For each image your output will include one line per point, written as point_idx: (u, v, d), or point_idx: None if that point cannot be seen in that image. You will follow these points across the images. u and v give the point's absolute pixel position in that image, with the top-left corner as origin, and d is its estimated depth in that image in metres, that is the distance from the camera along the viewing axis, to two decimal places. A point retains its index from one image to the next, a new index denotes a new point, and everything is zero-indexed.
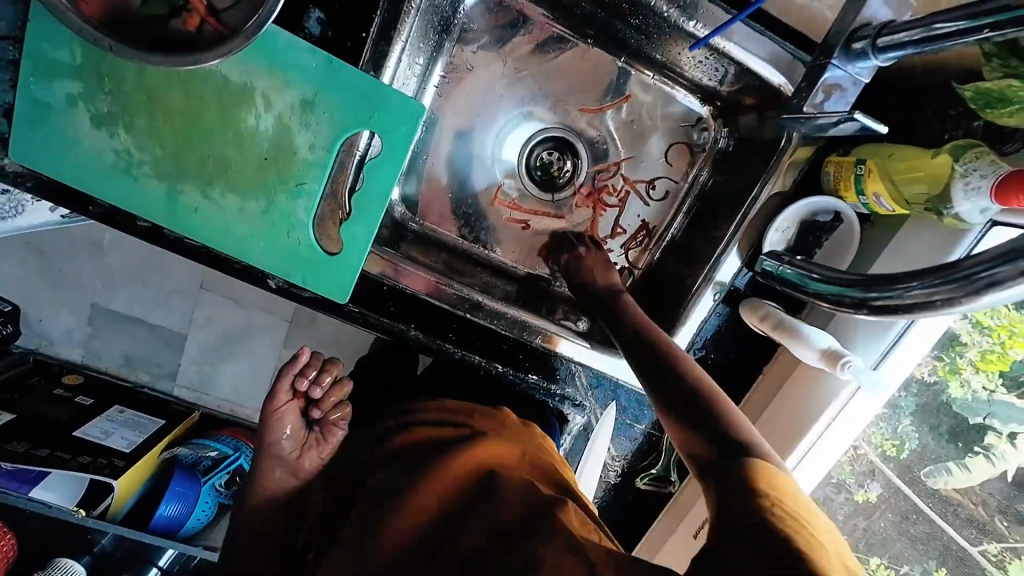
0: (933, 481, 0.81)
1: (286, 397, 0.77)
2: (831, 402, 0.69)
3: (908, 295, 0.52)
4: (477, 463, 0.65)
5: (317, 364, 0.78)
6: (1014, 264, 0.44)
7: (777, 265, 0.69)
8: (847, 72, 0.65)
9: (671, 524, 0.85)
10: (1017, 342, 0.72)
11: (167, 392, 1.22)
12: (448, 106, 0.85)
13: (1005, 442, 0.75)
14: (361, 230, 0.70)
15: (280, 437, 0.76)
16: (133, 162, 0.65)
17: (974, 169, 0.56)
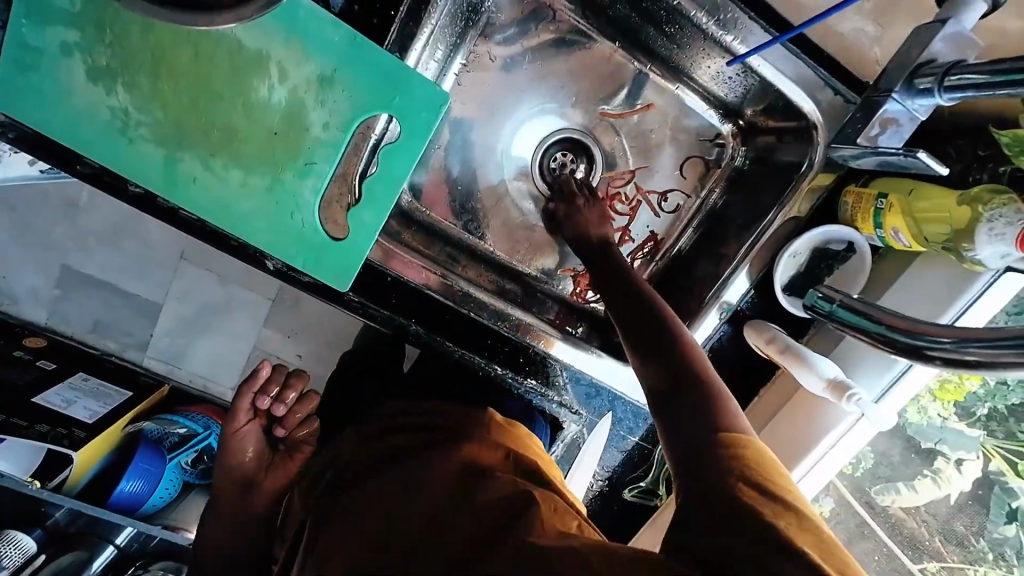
0: (882, 499, 0.83)
1: (248, 416, 0.78)
2: (828, 430, 0.70)
3: (972, 353, 0.49)
4: (458, 463, 0.62)
5: (280, 380, 0.78)
6: None
7: (828, 303, 0.63)
8: (905, 108, 0.62)
9: (655, 536, 0.85)
10: (972, 373, 0.72)
11: (137, 362, 1.17)
12: (466, 95, 0.82)
13: (952, 467, 0.79)
14: (370, 217, 0.67)
15: (244, 457, 0.77)
16: (129, 122, 0.60)
17: (1000, 215, 0.55)
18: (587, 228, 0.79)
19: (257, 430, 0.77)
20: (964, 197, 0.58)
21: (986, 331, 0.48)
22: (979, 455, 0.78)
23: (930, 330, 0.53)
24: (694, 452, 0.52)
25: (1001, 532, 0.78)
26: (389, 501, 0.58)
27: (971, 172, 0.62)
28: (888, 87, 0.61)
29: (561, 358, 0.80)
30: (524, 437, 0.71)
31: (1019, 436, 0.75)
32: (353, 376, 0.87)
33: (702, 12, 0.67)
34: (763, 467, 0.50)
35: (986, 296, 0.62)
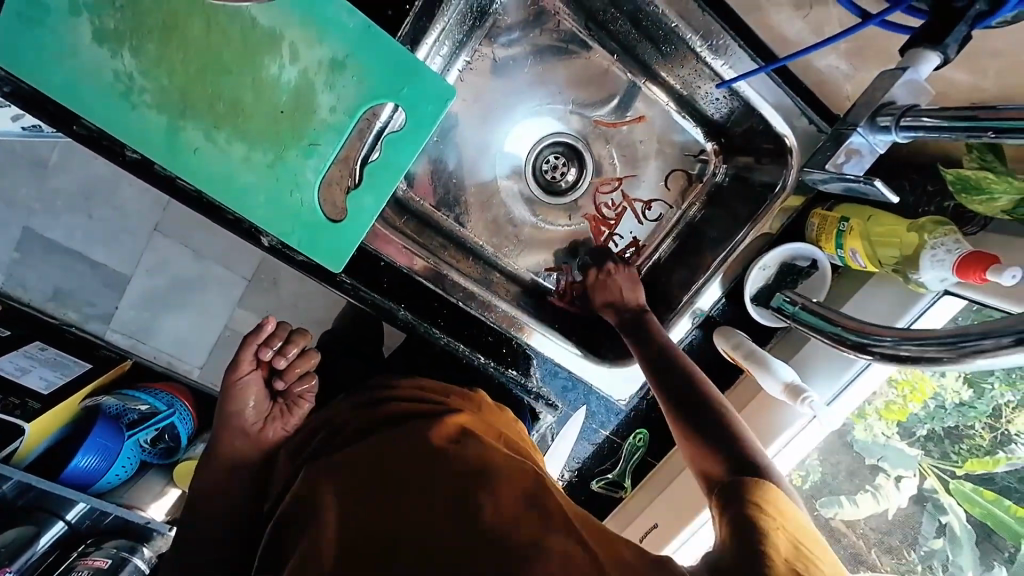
0: (826, 510, 0.90)
1: (250, 366, 0.76)
2: (782, 431, 0.76)
3: (905, 349, 0.55)
4: (443, 435, 0.62)
5: (284, 335, 0.77)
6: (996, 338, 0.46)
7: (793, 307, 0.72)
8: (867, 140, 0.64)
9: (620, 524, 0.91)
10: (915, 397, 0.81)
11: (99, 335, 1.13)
12: (467, 93, 0.85)
13: (891, 483, 0.87)
14: (369, 202, 0.69)
15: (243, 408, 0.75)
16: (133, 88, 0.60)
17: (941, 243, 0.61)
18: (621, 297, 0.85)
19: (259, 377, 0.75)
20: (913, 225, 0.64)
21: (917, 331, 0.55)
22: (916, 473, 0.85)
23: (872, 329, 0.60)
24: (731, 496, 0.60)
25: (929, 545, 0.85)
26: (367, 472, 0.58)
27: (922, 204, 0.68)
28: (854, 121, 0.63)
29: (539, 347, 0.83)
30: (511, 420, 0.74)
31: (952, 457, 0.81)
32: (331, 357, 0.89)
33: (696, 36, 0.73)
34: (787, 511, 0.57)
35: (925, 316, 0.68)
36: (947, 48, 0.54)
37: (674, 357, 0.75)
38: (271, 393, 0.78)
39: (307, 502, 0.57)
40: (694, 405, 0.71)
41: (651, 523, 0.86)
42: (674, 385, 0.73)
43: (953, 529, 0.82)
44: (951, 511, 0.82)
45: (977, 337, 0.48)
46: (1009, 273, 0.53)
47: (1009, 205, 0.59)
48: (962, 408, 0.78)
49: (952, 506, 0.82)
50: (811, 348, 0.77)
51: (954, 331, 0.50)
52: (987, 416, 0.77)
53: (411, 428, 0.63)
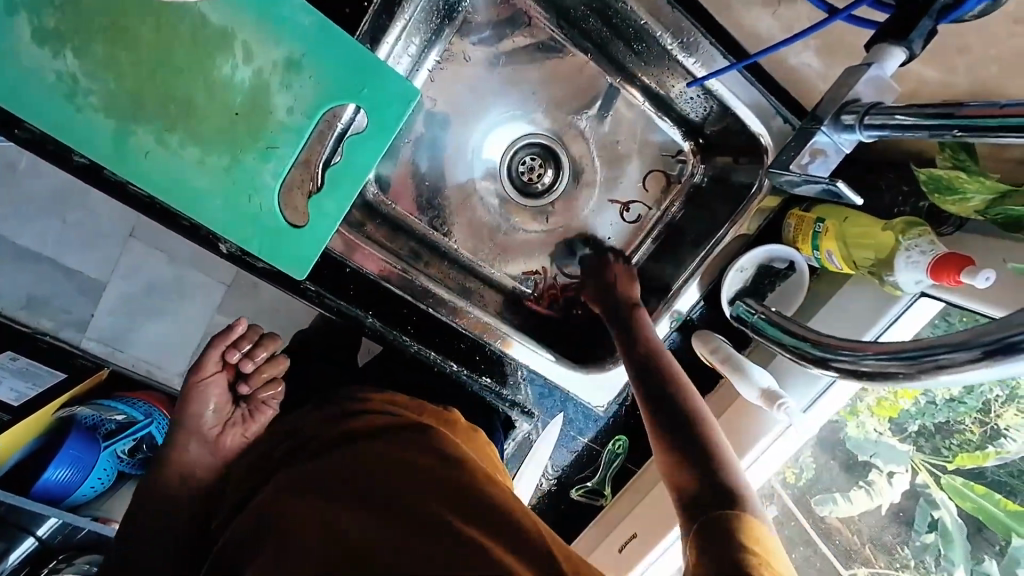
0: (822, 509, 0.89)
1: (215, 367, 0.74)
2: (760, 437, 0.74)
3: (867, 363, 0.52)
4: (417, 451, 0.60)
5: (254, 337, 0.75)
6: (965, 353, 0.43)
7: (750, 312, 0.71)
8: (832, 140, 0.61)
9: (602, 533, 0.88)
10: (906, 392, 0.79)
11: (75, 344, 1.08)
12: (437, 93, 0.83)
13: (884, 479, 0.84)
14: (333, 206, 0.66)
15: (202, 411, 0.73)
16: (77, 90, 0.57)
17: (915, 245, 0.60)
18: (614, 285, 0.85)
19: (222, 380, 0.73)
20: (889, 224, 0.63)
21: (881, 345, 0.51)
22: (908, 468, 0.83)
23: (834, 342, 0.57)
24: (703, 529, 0.59)
25: (922, 540, 0.83)
26: (334, 490, 0.54)
27: (899, 204, 0.66)
28: (819, 118, 0.60)
29: (519, 359, 0.81)
30: (482, 447, 0.70)
31: (943, 451, 0.79)
32: (303, 365, 0.87)
33: (667, 34, 0.71)
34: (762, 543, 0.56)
35: (899, 323, 0.67)
36: (912, 43, 0.54)
37: (659, 365, 0.74)
38: (234, 396, 0.76)
39: (274, 517, 0.53)
40: (675, 416, 0.70)
41: (630, 532, 0.83)
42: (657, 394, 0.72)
43: (946, 524, 0.80)
44: (943, 505, 0.80)
45: (948, 348, 0.44)
46: (982, 275, 0.52)
47: (981, 205, 0.58)
48: (953, 404, 0.76)
49: (944, 501, 0.80)
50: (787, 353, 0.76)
51: (917, 343, 0.47)
52: (977, 411, 0.75)
53: (384, 444, 0.60)
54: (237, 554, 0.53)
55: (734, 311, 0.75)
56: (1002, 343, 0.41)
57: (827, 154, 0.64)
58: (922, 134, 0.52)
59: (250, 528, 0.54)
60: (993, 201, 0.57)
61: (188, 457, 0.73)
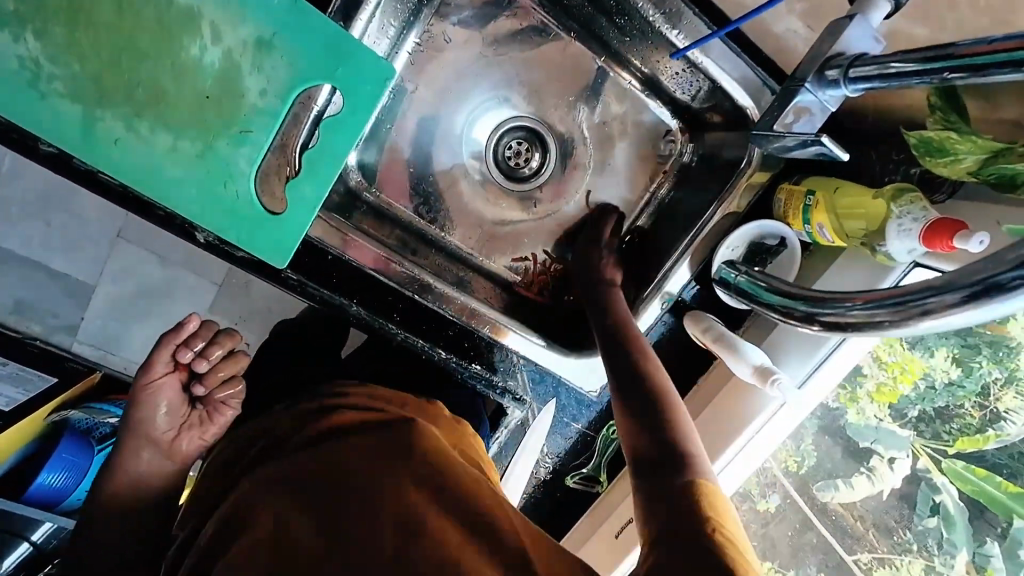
0: (823, 495, 0.87)
1: (166, 367, 0.69)
2: (755, 417, 0.73)
3: (852, 313, 0.52)
4: (400, 441, 0.59)
5: (207, 335, 0.71)
6: (942, 297, 0.44)
7: (732, 274, 0.71)
8: (817, 98, 0.60)
9: (595, 523, 0.86)
10: (906, 377, 0.77)
11: (65, 346, 1.07)
12: (418, 76, 0.82)
13: (885, 465, 0.82)
14: (310, 191, 0.64)
15: (154, 414, 0.69)
16: (40, 75, 0.55)
17: (907, 212, 0.59)
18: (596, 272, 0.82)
19: (175, 382, 0.69)
20: (880, 193, 0.62)
21: (868, 294, 0.51)
22: (908, 453, 0.81)
23: (820, 295, 0.56)
24: (663, 504, 0.57)
25: (924, 524, 0.81)
26: (313, 494, 0.54)
27: (887, 174, 0.66)
28: (801, 76, 0.60)
29: (517, 349, 0.80)
30: (468, 436, 0.71)
31: (944, 436, 0.77)
32: (289, 358, 0.85)
33: (649, 5, 0.70)
34: (722, 515, 0.56)
35: None
36: None
37: (623, 342, 0.73)
38: (189, 397, 0.72)
39: (242, 525, 0.52)
40: (638, 396, 0.68)
41: (626, 519, 0.82)
42: (621, 377, 0.70)
43: (947, 508, 0.79)
44: (945, 490, 0.78)
45: (933, 292, 0.45)
46: (976, 239, 0.51)
47: (973, 166, 0.57)
48: (952, 388, 0.75)
49: (946, 485, 0.78)
50: (782, 331, 0.74)
51: (904, 291, 0.47)
52: (977, 394, 0.74)
53: (369, 438, 0.59)
54: (213, 549, 0.52)
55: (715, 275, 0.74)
56: (985, 285, 0.41)
57: (812, 111, 0.63)
58: (911, 81, 0.51)
59: (222, 524, 0.54)
60: (988, 160, 0.56)
61: (176, 454, 0.72)
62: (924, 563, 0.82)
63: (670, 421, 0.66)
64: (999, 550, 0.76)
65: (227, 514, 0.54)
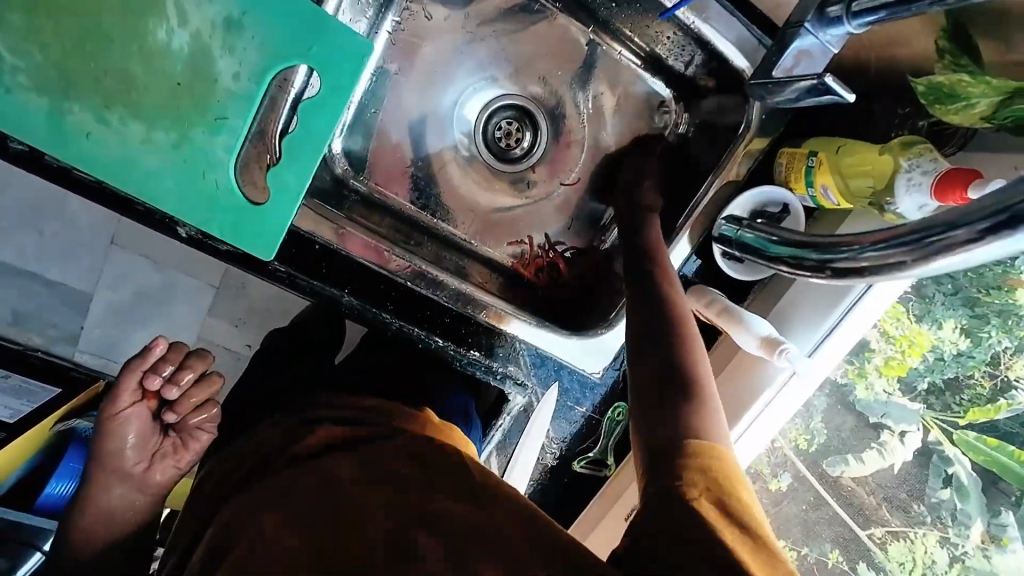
0: (833, 469, 0.83)
1: (134, 396, 0.69)
2: (762, 391, 0.70)
3: (866, 256, 0.50)
4: (379, 454, 0.58)
5: (176, 359, 0.71)
6: (964, 230, 0.42)
7: (737, 229, 0.68)
8: (818, 39, 0.60)
9: (604, 508, 0.85)
10: (915, 350, 0.75)
11: (66, 356, 1.07)
12: (400, 57, 0.79)
13: (895, 439, 0.79)
14: (292, 178, 0.62)
15: (122, 446, 0.68)
16: (4, 68, 0.53)
17: (917, 164, 0.56)
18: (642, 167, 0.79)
19: (144, 411, 0.69)
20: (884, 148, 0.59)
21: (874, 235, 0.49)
22: (919, 427, 0.77)
23: (827, 241, 0.54)
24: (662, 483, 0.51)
25: (937, 496, 0.77)
26: (291, 509, 0.51)
27: (894, 129, 0.64)
28: (800, 19, 0.60)
29: (519, 335, 0.78)
30: (457, 440, 0.69)
31: (954, 407, 0.75)
32: (294, 357, 0.87)
33: None
34: (725, 479, 0.51)
35: None
36: None
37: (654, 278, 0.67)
38: (161, 425, 0.72)
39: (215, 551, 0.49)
40: (658, 335, 0.62)
41: (637, 502, 0.81)
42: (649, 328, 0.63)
43: (960, 479, 0.75)
44: (957, 461, 0.75)
45: (945, 229, 0.43)
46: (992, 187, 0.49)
47: (988, 110, 0.54)
48: (961, 358, 0.73)
49: (958, 457, 0.75)
50: (789, 299, 0.72)
51: (912, 230, 0.45)
52: (988, 363, 0.72)
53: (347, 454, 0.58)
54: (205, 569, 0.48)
55: (716, 234, 0.72)
56: (1010, 214, 0.39)
57: (810, 52, 0.61)
58: (914, 6, 0.49)
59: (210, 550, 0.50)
60: (1002, 102, 0.53)
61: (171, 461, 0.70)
62: (939, 535, 0.78)
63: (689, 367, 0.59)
64: (1015, 520, 0.73)
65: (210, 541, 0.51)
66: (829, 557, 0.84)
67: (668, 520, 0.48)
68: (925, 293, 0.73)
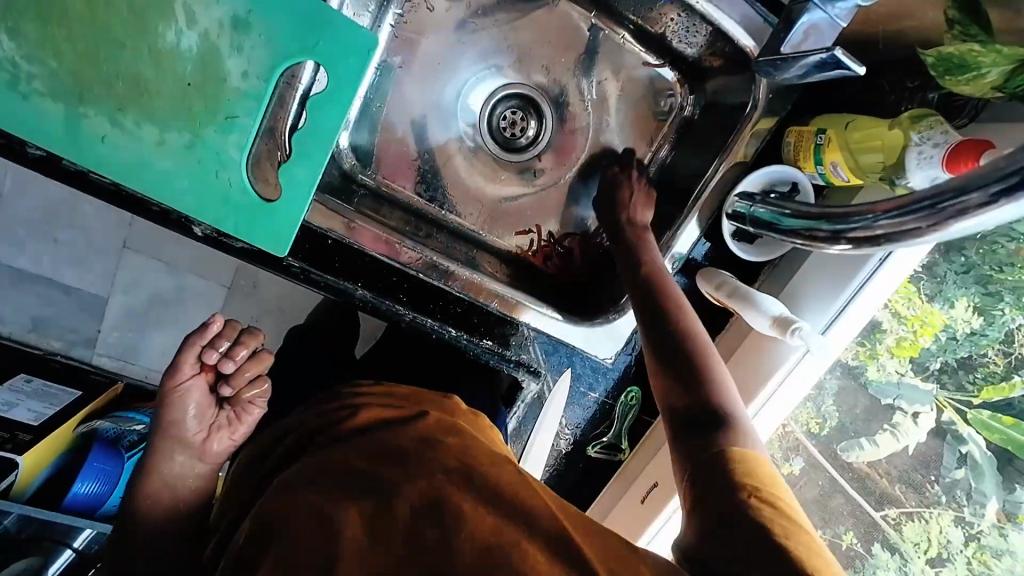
0: (848, 455, 0.84)
1: (192, 370, 0.68)
2: (776, 370, 0.70)
3: (881, 224, 0.51)
4: (419, 445, 0.57)
5: (231, 335, 0.69)
6: (979, 191, 0.43)
7: (749, 206, 0.68)
8: (826, 13, 0.59)
9: (620, 490, 0.86)
10: (927, 330, 0.74)
11: (87, 360, 1.09)
12: (404, 50, 0.79)
13: (909, 420, 0.78)
14: (303, 174, 0.63)
15: (183, 417, 0.68)
16: (18, 75, 0.54)
17: (928, 138, 0.56)
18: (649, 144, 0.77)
19: (202, 383, 0.68)
20: (892, 124, 0.59)
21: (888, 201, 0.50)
22: (933, 408, 0.76)
23: (845, 211, 0.55)
24: (711, 481, 0.58)
25: (952, 476, 0.76)
26: (326, 496, 0.51)
27: (904, 102, 0.63)
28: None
29: (533, 323, 0.79)
30: (489, 429, 0.69)
31: (968, 387, 0.73)
32: (314, 350, 0.89)
33: None
34: (758, 476, 0.57)
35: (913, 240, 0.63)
36: None
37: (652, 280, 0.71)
38: (217, 399, 0.71)
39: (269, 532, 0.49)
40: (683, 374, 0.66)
41: (652, 482, 0.81)
42: (663, 345, 0.68)
43: (974, 458, 0.74)
44: (971, 440, 0.74)
45: (957, 194, 0.44)
46: None
47: (998, 79, 0.53)
48: (974, 338, 0.71)
49: (972, 436, 0.74)
50: (800, 278, 0.73)
51: (924, 195, 0.46)
52: (1002, 341, 0.70)
53: (385, 435, 0.59)
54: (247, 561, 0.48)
55: (730, 211, 0.72)
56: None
57: (816, 29, 0.61)
58: None
59: (255, 531, 0.50)
60: (1014, 70, 0.52)
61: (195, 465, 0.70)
62: (954, 514, 0.77)
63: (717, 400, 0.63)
64: None
65: (255, 522, 0.51)
66: (843, 539, 0.85)
67: (721, 521, 0.55)
68: (936, 272, 0.72)
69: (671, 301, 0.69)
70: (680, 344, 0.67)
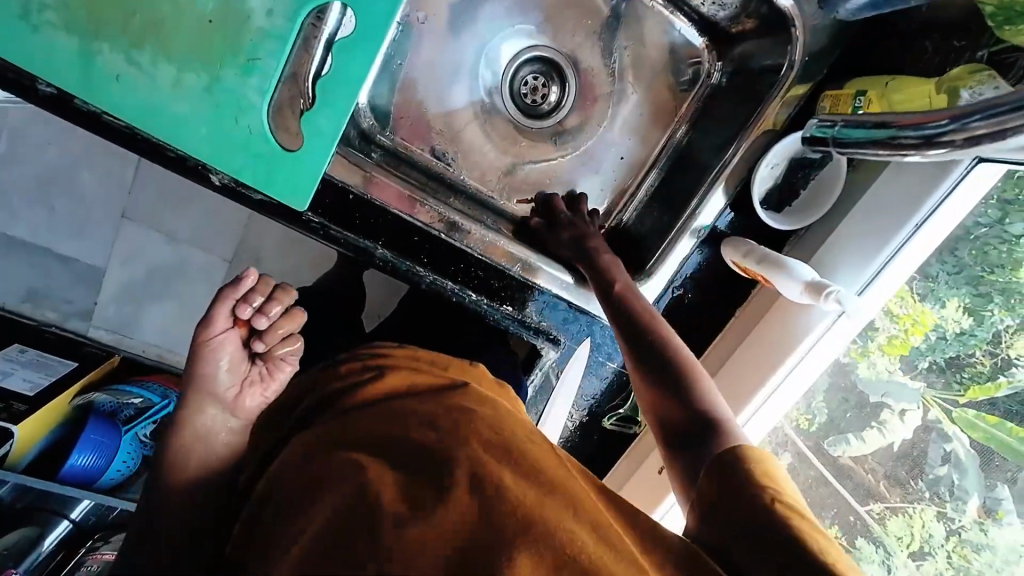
0: (834, 449, 0.80)
1: (226, 324, 0.64)
2: (804, 336, 0.69)
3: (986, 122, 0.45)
4: (443, 407, 0.55)
5: (265, 290, 0.66)
6: None
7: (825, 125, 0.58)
8: None
9: (633, 464, 0.86)
10: (917, 329, 0.73)
11: (81, 333, 1.05)
12: (427, 4, 0.77)
13: (896, 418, 0.76)
14: (327, 122, 0.60)
15: (215, 370, 0.63)
16: (30, 5, 0.51)
17: (980, 91, 0.57)
18: None
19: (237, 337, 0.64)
20: (942, 83, 0.59)
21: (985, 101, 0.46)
22: (919, 405, 0.75)
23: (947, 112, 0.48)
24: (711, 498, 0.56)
25: (935, 472, 0.74)
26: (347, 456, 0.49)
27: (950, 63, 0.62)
28: None
29: (546, 287, 0.77)
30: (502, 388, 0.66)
31: (954, 386, 0.73)
32: (322, 317, 0.86)
33: None
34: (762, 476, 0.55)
35: (948, 203, 0.63)
36: None
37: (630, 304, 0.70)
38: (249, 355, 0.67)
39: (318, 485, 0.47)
40: (669, 378, 0.66)
41: None
42: (652, 374, 0.67)
43: (958, 456, 0.73)
44: (955, 438, 0.73)
45: None
46: None
47: None
48: (962, 338, 0.71)
49: (957, 434, 0.73)
50: (828, 246, 0.72)
51: None
52: (989, 341, 0.70)
53: (409, 400, 0.57)
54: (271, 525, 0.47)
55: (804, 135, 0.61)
56: None
57: None
58: None
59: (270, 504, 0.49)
60: None
61: None
62: (936, 510, 0.75)
63: (701, 400, 0.64)
64: (1010, 494, 0.71)
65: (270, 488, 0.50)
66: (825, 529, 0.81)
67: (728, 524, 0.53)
68: (929, 272, 0.71)
69: (649, 321, 0.69)
70: (668, 367, 0.67)
